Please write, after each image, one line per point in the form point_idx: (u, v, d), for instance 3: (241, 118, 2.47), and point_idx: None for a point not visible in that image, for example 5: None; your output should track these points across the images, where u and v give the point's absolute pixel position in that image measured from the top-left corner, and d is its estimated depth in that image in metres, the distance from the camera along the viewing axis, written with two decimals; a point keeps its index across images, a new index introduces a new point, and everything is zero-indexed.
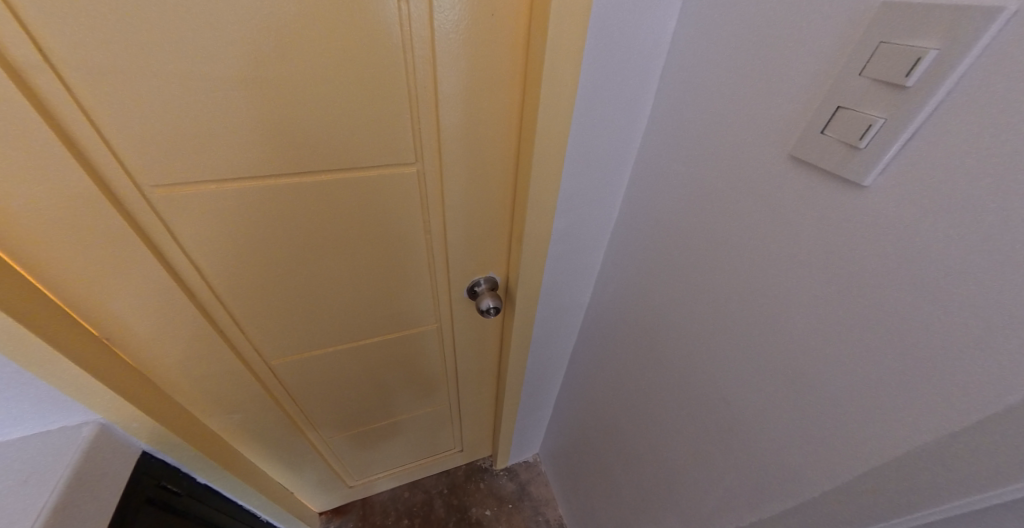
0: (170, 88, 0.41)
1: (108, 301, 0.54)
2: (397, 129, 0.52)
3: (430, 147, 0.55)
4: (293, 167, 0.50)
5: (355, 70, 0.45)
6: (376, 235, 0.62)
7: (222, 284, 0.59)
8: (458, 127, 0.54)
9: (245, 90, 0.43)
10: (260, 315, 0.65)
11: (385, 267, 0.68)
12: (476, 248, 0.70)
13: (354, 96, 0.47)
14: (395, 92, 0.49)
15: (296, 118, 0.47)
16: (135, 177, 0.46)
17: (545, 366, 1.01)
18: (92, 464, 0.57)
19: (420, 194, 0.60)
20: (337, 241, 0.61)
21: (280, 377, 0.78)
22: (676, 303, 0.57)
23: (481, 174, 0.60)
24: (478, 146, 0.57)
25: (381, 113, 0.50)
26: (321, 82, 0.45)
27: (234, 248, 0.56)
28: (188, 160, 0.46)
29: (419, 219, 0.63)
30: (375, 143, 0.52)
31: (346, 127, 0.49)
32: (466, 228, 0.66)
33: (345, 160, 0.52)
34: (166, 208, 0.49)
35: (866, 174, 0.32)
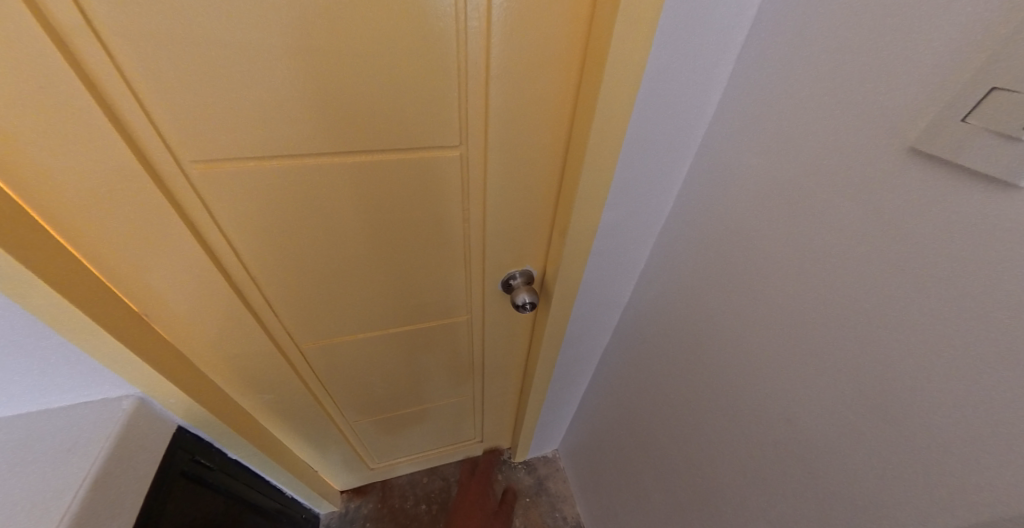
0: (209, 54, 0.38)
1: (149, 277, 0.54)
2: (443, 109, 0.48)
3: (476, 130, 0.51)
4: (334, 147, 0.48)
5: (404, 42, 0.42)
6: (412, 221, 0.60)
7: (257, 265, 0.58)
8: (507, 109, 0.50)
9: (289, 64, 0.41)
10: (292, 298, 0.65)
11: (419, 256, 0.66)
12: (514, 240, 0.67)
13: (401, 71, 0.44)
14: (444, 68, 0.45)
15: (340, 94, 0.44)
16: (176, 152, 0.44)
17: (575, 363, 0.98)
18: (131, 437, 0.58)
19: (461, 181, 0.57)
20: (374, 227, 0.59)
21: (310, 360, 0.78)
22: (738, 310, 0.52)
23: (527, 162, 0.56)
24: (527, 131, 0.53)
25: (427, 91, 0.46)
26: (368, 56, 0.42)
27: (270, 229, 0.54)
28: (227, 135, 0.44)
29: (459, 208, 0.60)
30: (419, 125, 0.49)
31: (390, 106, 0.46)
32: (506, 218, 0.63)
33: (388, 143, 0.49)
34: (205, 186, 0.47)
35: (1020, 173, 0.26)
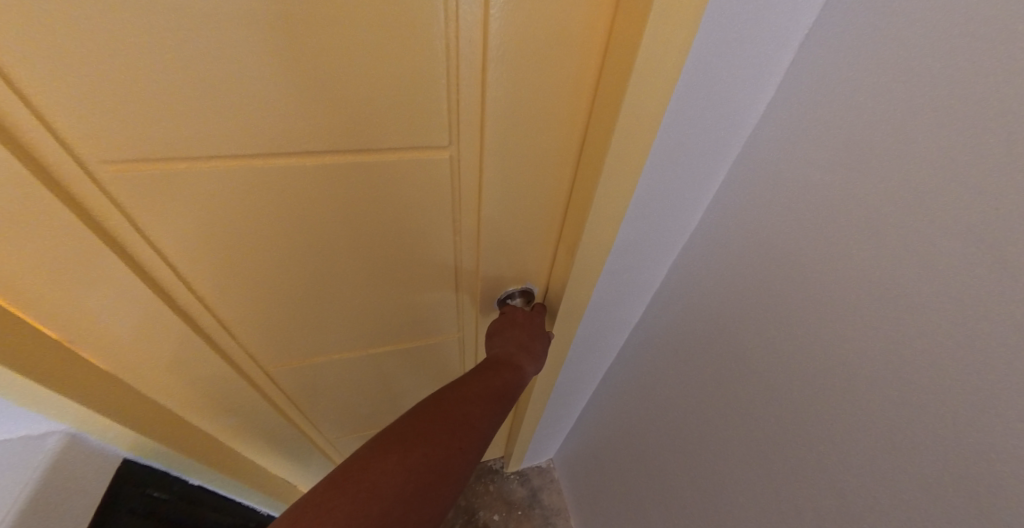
0: (96, 29, 0.27)
1: (68, 305, 0.43)
2: (429, 103, 0.39)
3: (471, 130, 0.42)
4: (292, 150, 0.38)
5: (378, 16, 0.31)
6: (393, 234, 0.51)
7: (206, 283, 0.49)
8: (509, 104, 0.40)
9: (222, 43, 0.30)
10: (253, 319, 0.56)
11: (403, 270, 0.57)
12: (512, 254, 0.58)
13: (373, 57, 0.34)
14: (429, 53, 0.35)
15: (295, 84, 0.34)
16: (78, 156, 0.33)
17: (577, 379, 0.91)
18: (57, 482, 0.49)
19: (452, 189, 0.48)
20: (347, 240, 0.50)
21: (279, 381, 0.70)
22: (790, 343, 0.46)
23: (530, 167, 0.47)
24: (531, 131, 0.43)
25: (410, 81, 0.36)
26: (328, 35, 0.31)
27: (218, 245, 0.45)
28: (147, 135, 0.33)
29: (449, 218, 0.51)
30: (399, 123, 0.39)
31: (362, 100, 0.36)
32: (504, 231, 0.54)
33: (361, 145, 0.40)
34: (125, 196, 0.37)
35: None
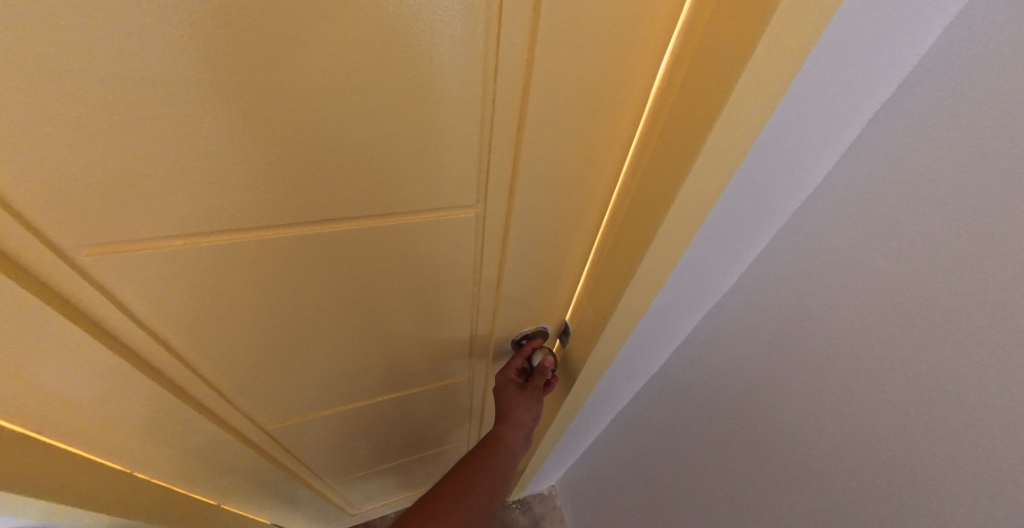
0: (69, 84, 0.21)
1: (28, 392, 0.36)
2: (459, 157, 0.34)
3: (503, 182, 0.38)
4: (303, 211, 0.33)
5: (420, 80, 0.27)
6: (413, 290, 0.47)
7: (203, 357, 0.43)
8: (546, 155, 0.36)
9: (236, 113, 0.25)
10: (254, 385, 0.50)
11: (417, 321, 0.52)
12: (530, 297, 0.55)
13: (410, 121, 0.30)
14: (465, 103, 0.30)
15: (320, 152, 0.29)
16: (51, 243, 0.27)
17: (589, 420, 0.87)
18: None
19: (475, 241, 0.43)
20: (359, 297, 0.45)
21: (279, 438, 0.64)
22: (843, 428, 0.43)
23: (561, 213, 0.44)
24: (566, 179, 0.40)
25: (441, 136, 0.32)
26: (351, 87, 0.26)
27: (219, 317, 0.39)
28: (142, 213, 0.28)
29: (471, 269, 0.47)
30: (425, 179, 0.35)
31: (393, 165, 0.32)
32: (528, 279, 0.51)
33: (381, 201, 0.35)
34: (110, 277, 0.31)
35: None
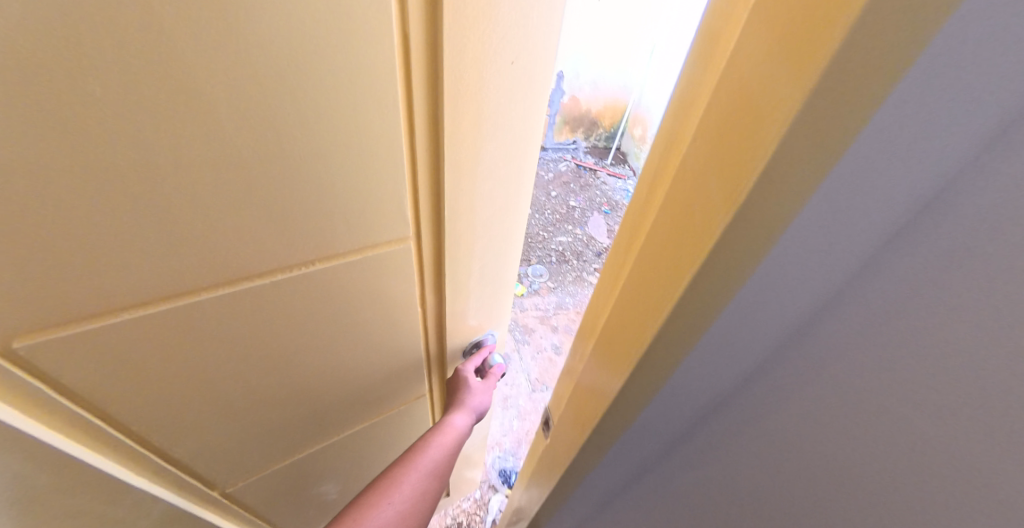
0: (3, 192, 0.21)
1: None
2: (381, 166, 0.33)
3: (427, 184, 0.37)
4: (233, 255, 0.32)
5: (338, 135, 0.28)
6: (360, 320, 0.47)
7: (146, 426, 0.41)
8: (470, 152, 0.35)
9: (165, 193, 0.25)
10: (208, 441, 0.48)
11: (360, 340, 0.51)
12: (479, 297, 0.55)
13: (333, 172, 0.30)
14: (379, 114, 0.29)
15: (253, 214, 0.30)
16: None
17: None
18: None
19: (412, 244, 0.43)
20: (297, 327, 0.43)
21: (243, 487, 0.61)
22: None
23: (492, 208, 0.44)
24: (493, 170, 0.39)
25: (359, 149, 0.30)
26: (257, 124, 0.25)
27: (159, 382, 0.38)
28: (71, 293, 0.28)
29: (413, 274, 0.46)
30: (350, 198, 0.33)
31: (321, 213, 0.33)
32: (469, 295, 0.52)
33: (309, 228, 0.34)
34: (34, 364, 0.30)
35: None
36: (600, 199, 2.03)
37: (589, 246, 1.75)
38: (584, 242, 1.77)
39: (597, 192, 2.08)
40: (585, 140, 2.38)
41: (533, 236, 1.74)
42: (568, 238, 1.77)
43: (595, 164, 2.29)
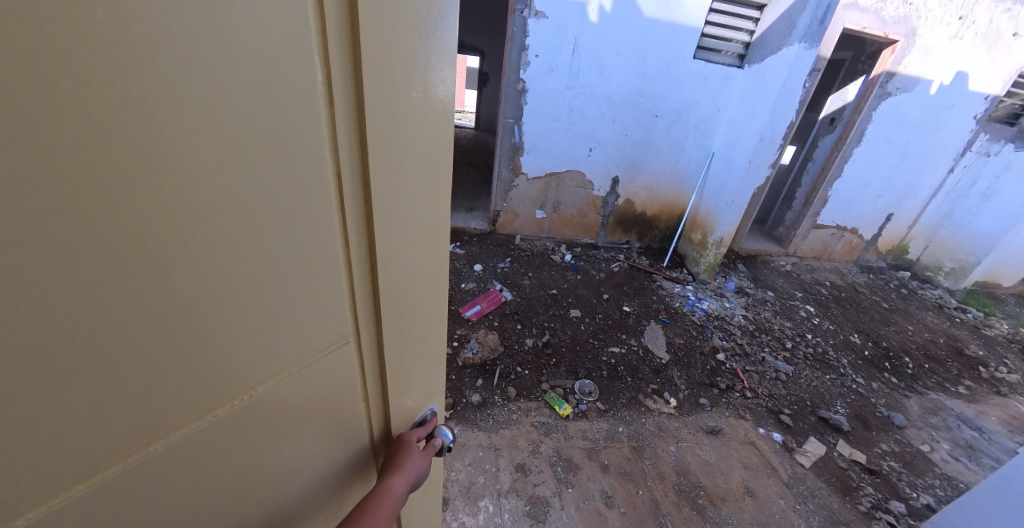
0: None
1: None
2: (305, 202, 0.24)
3: (360, 242, 0.30)
4: (174, 382, 0.21)
5: (253, 145, 0.21)
6: (307, 456, 0.32)
7: None
8: (395, 191, 0.31)
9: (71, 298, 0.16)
10: None
11: (329, 489, 0.35)
12: (419, 392, 0.44)
13: (250, 213, 0.22)
14: (309, 144, 0.23)
15: (182, 318, 0.20)
16: None
17: None
18: None
19: (355, 339, 0.33)
20: (265, 483, 0.29)
21: None
22: None
23: (423, 265, 0.38)
24: (420, 218, 0.35)
25: (291, 191, 0.23)
26: (187, 150, 0.18)
27: None
28: None
29: (358, 383, 0.35)
30: (290, 265, 0.25)
31: (240, 291, 0.22)
32: (410, 359, 0.41)
33: (252, 323, 0.24)
34: None
35: None
36: (657, 304, 1.87)
37: (645, 361, 1.55)
38: (640, 357, 1.56)
39: (653, 296, 1.93)
40: (638, 240, 2.34)
41: (582, 344, 1.57)
42: (621, 350, 1.58)
43: (650, 265, 2.20)
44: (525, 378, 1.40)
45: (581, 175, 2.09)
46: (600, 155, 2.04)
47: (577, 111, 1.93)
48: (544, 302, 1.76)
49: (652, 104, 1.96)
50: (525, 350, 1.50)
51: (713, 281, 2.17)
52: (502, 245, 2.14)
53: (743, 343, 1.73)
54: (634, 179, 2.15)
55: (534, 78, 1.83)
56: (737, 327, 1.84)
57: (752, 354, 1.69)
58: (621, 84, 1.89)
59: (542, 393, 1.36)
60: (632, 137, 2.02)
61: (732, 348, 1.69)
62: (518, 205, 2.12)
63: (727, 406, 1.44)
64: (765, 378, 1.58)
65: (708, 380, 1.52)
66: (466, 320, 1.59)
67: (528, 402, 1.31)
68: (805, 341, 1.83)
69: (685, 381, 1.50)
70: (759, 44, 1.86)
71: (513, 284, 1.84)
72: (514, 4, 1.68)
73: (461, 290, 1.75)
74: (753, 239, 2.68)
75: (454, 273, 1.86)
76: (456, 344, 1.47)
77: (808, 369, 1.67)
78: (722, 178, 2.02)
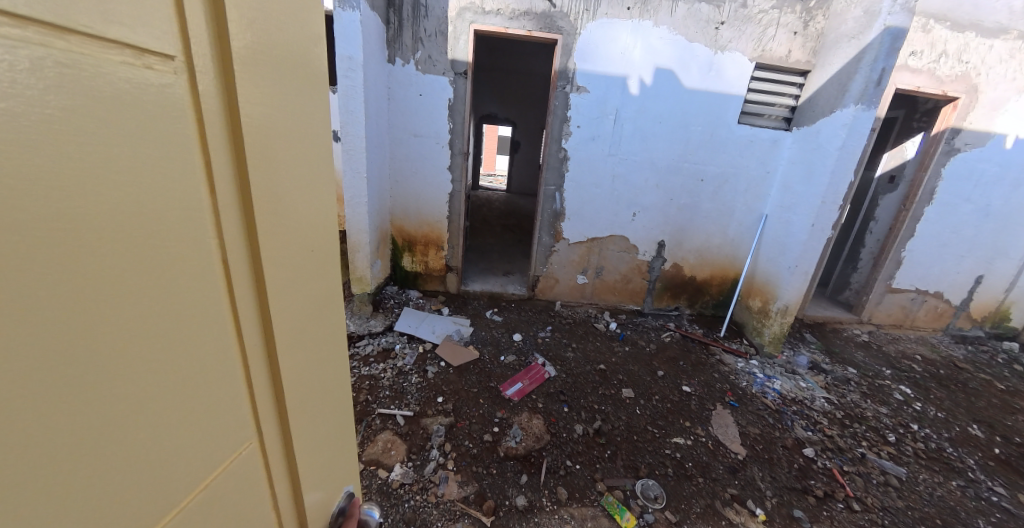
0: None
1: None
2: (203, 295, 0.24)
3: (257, 347, 0.30)
4: (69, 508, 0.19)
5: (154, 249, 0.21)
6: None
7: None
8: (289, 285, 0.32)
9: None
10: None
11: None
12: (333, 473, 0.44)
13: (155, 316, 0.21)
14: (204, 239, 0.24)
15: (78, 439, 0.19)
16: None
17: None
18: None
19: (259, 443, 0.31)
20: None
21: None
22: None
23: (319, 339, 0.38)
24: (315, 305, 0.36)
25: (193, 285, 0.23)
26: (89, 268, 0.18)
27: None
28: None
29: (264, 489, 0.33)
30: (189, 360, 0.24)
31: (142, 399, 0.21)
32: (317, 438, 0.39)
33: (153, 451, 0.23)
34: None
35: None
36: (720, 384, 1.66)
37: (717, 457, 1.31)
38: (711, 452, 1.32)
39: (715, 374, 1.72)
40: (688, 307, 2.19)
41: (640, 434, 1.36)
42: (686, 442, 1.35)
43: (704, 335, 2.03)
44: (576, 476, 1.19)
45: (625, 240, 2.01)
46: (644, 220, 1.98)
47: (620, 177, 1.90)
48: (591, 380, 1.59)
49: (698, 169, 1.91)
50: (574, 439, 1.32)
51: (780, 355, 1.94)
52: (541, 312, 2.03)
53: (834, 435, 1.45)
54: (681, 244, 2.05)
55: (576, 147, 1.85)
56: (821, 413, 1.57)
57: (846, 449, 1.40)
58: (665, 150, 1.87)
59: (599, 497, 1.14)
60: (678, 202, 1.96)
61: (821, 441, 1.42)
62: (559, 270, 2.05)
63: (833, 524, 1.14)
64: (873, 483, 1.27)
65: (799, 485, 1.25)
66: (507, 400, 1.44)
67: (581, 509, 1.10)
68: (912, 434, 1.51)
69: (772, 485, 1.23)
70: (807, 107, 1.83)
71: (556, 358, 1.70)
72: (556, 81, 1.75)
73: (501, 364, 1.63)
74: (817, 304, 2.46)
75: (493, 344, 1.75)
76: (497, 430, 1.31)
77: (925, 473, 1.34)
78: (782, 242, 1.88)
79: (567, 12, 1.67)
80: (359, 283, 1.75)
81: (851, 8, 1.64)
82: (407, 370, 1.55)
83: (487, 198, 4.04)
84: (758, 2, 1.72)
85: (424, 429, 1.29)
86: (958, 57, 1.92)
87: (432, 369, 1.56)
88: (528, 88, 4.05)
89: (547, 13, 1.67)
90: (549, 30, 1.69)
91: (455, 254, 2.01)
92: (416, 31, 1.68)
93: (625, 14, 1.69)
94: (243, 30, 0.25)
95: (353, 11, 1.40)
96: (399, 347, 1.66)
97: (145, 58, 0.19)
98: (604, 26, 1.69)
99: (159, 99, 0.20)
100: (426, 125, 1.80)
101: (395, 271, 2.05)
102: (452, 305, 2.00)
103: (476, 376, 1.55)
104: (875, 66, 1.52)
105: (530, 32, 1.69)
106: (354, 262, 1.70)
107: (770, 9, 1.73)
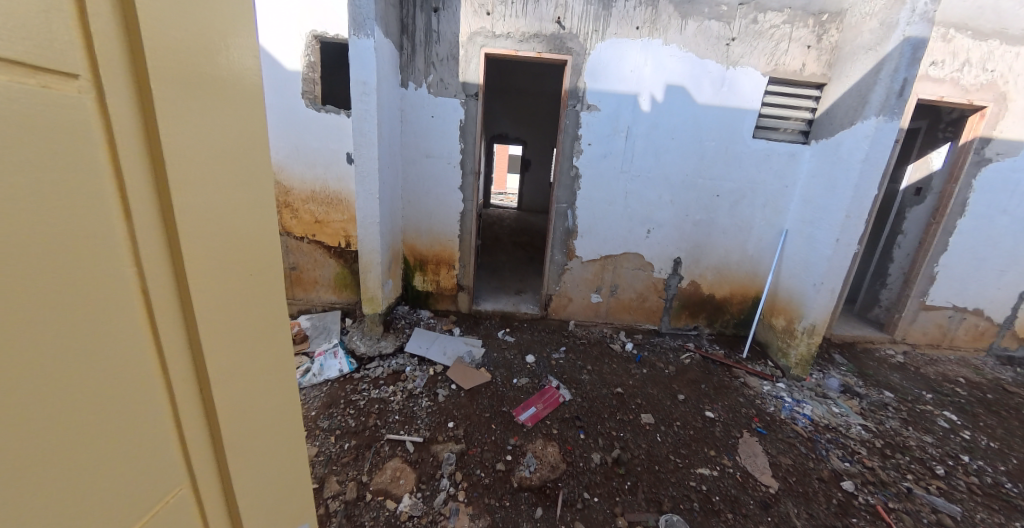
0: None
1: None
2: (117, 285, 0.27)
3: (177, 338, 0.32)
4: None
5: (63, 240, 0.24)
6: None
7: None
8: (214, 281, 0.35)
9: None
10: None
11: None
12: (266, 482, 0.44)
13: (67, 300, 0.24)
14: (115, 234, 0.27)
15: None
16: None
17: None
18: None
19: (181, 432, 0.34)
20: None
21: None
22: None
23: (253, 338, 0.40)
24: (247, 304, 0.39)
25: (103, 275, 0.26)
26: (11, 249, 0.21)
27: None
28: None
29: (186, 481, 0.35)
30: (99, 344, 0.27)
31: (55, 374, 0.24)
32: (253, 435, 0.41)
33: (66, 425, 0.25)
34: None
35: None
36: (746, 409, 1.57)
37: (747, 491, 1.21)
38: (740, 485, 1.23)
39: (739, 398, 1.63)
40: (707, 326, 2.11)
41: (661, 464, 1.28)
42: (712, 473, 1.26)
43: (726, 356, 1.94)
44: (595, 510, 1.12)
45: (639, 257, 1.97)
46: (659, 237, 1.94)
47: (633, 194, 1.88)
48: (608, 404, 1.53)
49: (713, 184, 1.87)
50: (592, 469, 1.24)
51: (808, 377, 1.84)
52: (554, 332, 1.98)
53: (875, 466, 1.34)
54: (698, 261, 1.99)
55: (588, 165, 1.84)
56: (858, 442, 1.46)
57: (890, 483, 1.28)
58: (678, 166, 1.85)
59: None
60: (693, 218, 1.91)
61: (861, 474, 1.31)
62: (572, 289, 2.00)
63: None
64: (924, 523, 1.16)
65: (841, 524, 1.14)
66: (520, 426, 1.39)
67: None
68: (963, 466, 1.38)
69: (809, 523, 1.13)
70: (825, 119, 1.78)
71: (571, 381, 1.64)
72: (567, 100, 1.76)
73: (514, 387, 1.58)
74: (845, 323, 2.34)
75: (505, 366, 1.70)
76: (510, 459, 1.25)
77: (982, 511, 1.21)
78: (806, 258, 1.80)
79: (576, 33, 1.69)
80: (369, 303, 1.72)
81: (867, 19, 1.61)
82: (417, 393, 1.51)
83: (498, 216, 4.05)
84: (769, 17, 1.71)
85: (434, 457, 1.24)
86: (982, 65, 1.86)
87: (442, 393, 1.52)
88: (539, 108, 4.12)
89: (556, 35, 1.69)
90: (559, 51, 1.71)
91: (467, 273, 1.99)
92: (428, 55, 1.72)
93: (634, 34, 1.70)
94: (157, 55, 0.29)
95: (368, 38, 1.44)
96: (410, 369, 1.63)
97: (54, 78, 0.23)
98: (613, 45, 1.71)
99: (68, 95, 0.24)
100: (438, 145, 1.82)
101: (406, 290, 2.03)
102: (464, 325, 1.97)
103: (488, 400, 1.50)
104: (896, 77, 1.48)
105: (540, 54, 1.71)
106: (365, 282, 1.69)
107: (782, 23, 1.72)
